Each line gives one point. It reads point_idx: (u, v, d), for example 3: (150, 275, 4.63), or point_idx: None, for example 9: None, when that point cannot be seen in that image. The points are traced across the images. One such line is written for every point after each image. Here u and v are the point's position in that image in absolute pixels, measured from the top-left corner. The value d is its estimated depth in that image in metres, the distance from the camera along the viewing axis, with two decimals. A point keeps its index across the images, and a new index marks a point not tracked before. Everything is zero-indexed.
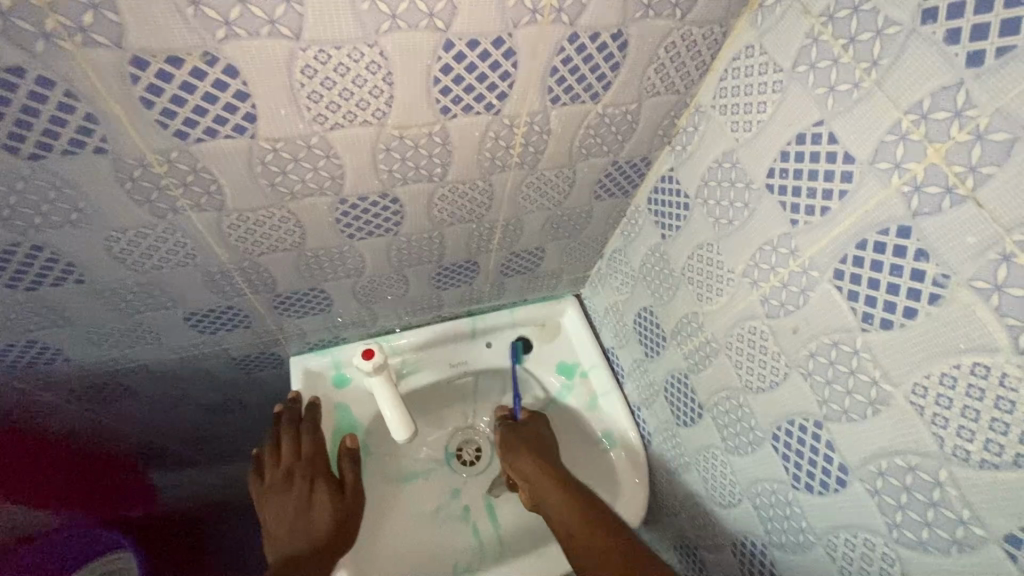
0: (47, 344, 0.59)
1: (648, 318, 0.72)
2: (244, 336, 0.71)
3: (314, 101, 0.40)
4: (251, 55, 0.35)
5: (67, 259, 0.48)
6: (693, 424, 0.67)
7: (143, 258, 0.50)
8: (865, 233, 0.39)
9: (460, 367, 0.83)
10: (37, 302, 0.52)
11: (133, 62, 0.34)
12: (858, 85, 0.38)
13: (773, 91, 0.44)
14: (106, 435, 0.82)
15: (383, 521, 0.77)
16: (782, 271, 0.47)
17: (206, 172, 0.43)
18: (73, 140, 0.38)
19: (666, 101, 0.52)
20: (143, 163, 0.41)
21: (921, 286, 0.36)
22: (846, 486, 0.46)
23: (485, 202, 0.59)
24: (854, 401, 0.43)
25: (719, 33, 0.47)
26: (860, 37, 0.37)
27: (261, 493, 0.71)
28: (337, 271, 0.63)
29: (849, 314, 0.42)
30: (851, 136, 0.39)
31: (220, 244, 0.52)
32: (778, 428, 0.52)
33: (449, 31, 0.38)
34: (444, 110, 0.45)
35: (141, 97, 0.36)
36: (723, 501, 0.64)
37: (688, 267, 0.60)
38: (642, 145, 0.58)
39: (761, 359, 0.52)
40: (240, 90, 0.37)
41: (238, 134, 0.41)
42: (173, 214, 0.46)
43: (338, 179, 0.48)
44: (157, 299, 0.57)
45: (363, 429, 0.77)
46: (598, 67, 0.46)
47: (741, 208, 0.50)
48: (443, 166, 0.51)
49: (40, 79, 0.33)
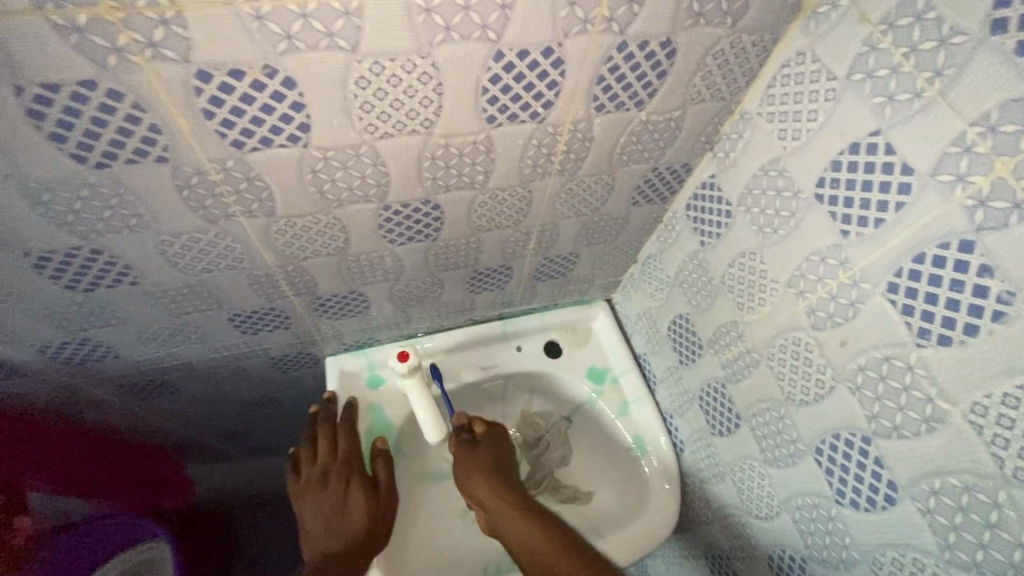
0: (99, 341, 0.61)
1: (684, 325, 0.71)
2: (283, 336, 0.72)
3: (366, 111, 0.41)
4: (310, 66, 0.36)
5: (123, 262, 0.49)
6: (729, 434, 0.66)
7: (194, 261, 0.52)
8: (923, 246, 0.38)
9: (491, 370, 0.84)
10: (93, 301, 0.54)
11: (198, 75, 0.35)
12: (919, 95, 0.37)
13: (826, 100, 0.44)
14: (149, 430, 0.85)
15: (413, 520, 0.78)
16: (831, 282, 0.47)
17: (259, 180, 0.44)
18: (137, 150, 0.39)
19: (710, 108, 0.52)
20: (201, 171, 0.42)
21: (983, 303, 0.35)
22: (894, 505, 0.45)
23: (522, 208, 0.59)
24: (906, 417, 0.42)
25: (769, 40, 0.46)
26: (923, 46, 0.36)
27: (299, 490, 0.72)
28: (376, 274, 0.64)
29: (903, 329, 0.41)
30: (910, 148, 0.38)
31: (268, 249, 0.53)
32: (822, 441, 0.51)
33: (500, 43, 0.39)
34: (490, 119, 0.45)
35: (203, 109, 0.37)
36: (759, 512, 0.63)
37: (728, 275, 0.59)
38: (683, 152, 0.57)
39: (805, 371, 0.52)
40: (296, 101, 0.38)
41: (291, 143, 0.42)
42: (225, 219, 0.48)
43: (383, 186, 0.49)
44: (204, 300, 0.59)
45: (397, 430, 0.78)
46: (644, 75, 0.45)
47: (788, 217, 0.50)
48: (485, 172, 0.51)
49: (110, 92, 0.34)
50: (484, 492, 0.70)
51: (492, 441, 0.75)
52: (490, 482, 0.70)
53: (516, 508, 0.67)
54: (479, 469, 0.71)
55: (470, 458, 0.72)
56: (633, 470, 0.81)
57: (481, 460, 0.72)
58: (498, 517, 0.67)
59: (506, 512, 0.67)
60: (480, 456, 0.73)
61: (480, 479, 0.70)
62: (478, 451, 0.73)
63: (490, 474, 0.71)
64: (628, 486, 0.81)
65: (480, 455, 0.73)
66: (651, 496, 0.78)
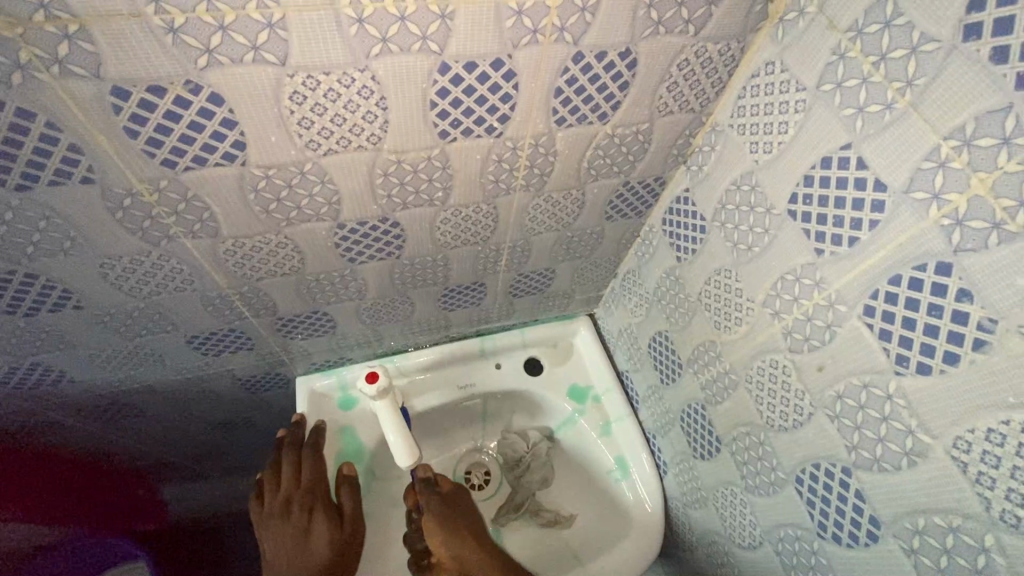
0: (50, 366, 0.59)
1: (664, 343, 0.68)
2: (248, 357, 0.70)
3: (305, 127, 0.38)
4: (236, 81, 0.34)
5: (63, 286, 0.47)
6: (711, 458, 0.63)
7: (140, 284, 0.50)
8: (899, 267, 0.36)
9: (468, 389, 0.81)
10: (37, 326, 0.52)
11: (114, 92, 0.32)
12: (891, 106, 0.34)
13: (796, 111, 0.41)
14: (115, 453, 0.82)
15: (388, 547, 0.75)
16: (806, 303, 0.44)
17: (198, 200, 0.42)
18: (59, 171, 0.37)
19: (680, 119, 0.49)
20: (132, 193, 0.40)
21: (963, 330, 0.33)
22: (877, 542, 0.43)
23: (489, 224, 0.57)
24: (887, 450, 0.39)
25: (736, 49, 0.44)
26: (893, 54, 0.33)
27: (261, 521, 0.70)
28: (339, 293, 0.61)
29: (880, 354, 0.38)
30: (882, 163, 0.36)
31: (218, 270, 0.50)
32: (802, 470, 0.49)
33: (444, 54, 0.36)
34: (442, 134, 0.43)
35: (125, 127, 0.35)
36: (743, 542, 0.60)
37: (705, 293, 0.57)
38: (655, 166, 0.55)
39: (783, 397, 0.49)
40: (226, 118, 0.36)
41: (228, 162, 0.39)
42: (167, 241, 0.45)
43: (334, 205, 0.47)
44: (158, 323, 0.56)
45: (368, 453, 0.76)
46: (604, 86, 0.43)
47: (761, 234, 0.47)
48: (444, 189, 0.49)
49: (19, 110, 0.32)
50: (460, 554, 0.68)
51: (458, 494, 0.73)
52: (471, 546, 0.68)
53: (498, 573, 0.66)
54: (454, 526, 0.69)
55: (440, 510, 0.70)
56: (618, 507, 0.77)
57: (457, 516, 0.70)
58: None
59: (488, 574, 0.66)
60: (453, 510, 0.71)
61: (456, 538, 0.68)
62: (448, 510, 0.70)
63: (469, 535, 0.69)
64: (608, 526, 0.77)
65: (451, 514, 0.70)
66: (630, 541, 0.73)
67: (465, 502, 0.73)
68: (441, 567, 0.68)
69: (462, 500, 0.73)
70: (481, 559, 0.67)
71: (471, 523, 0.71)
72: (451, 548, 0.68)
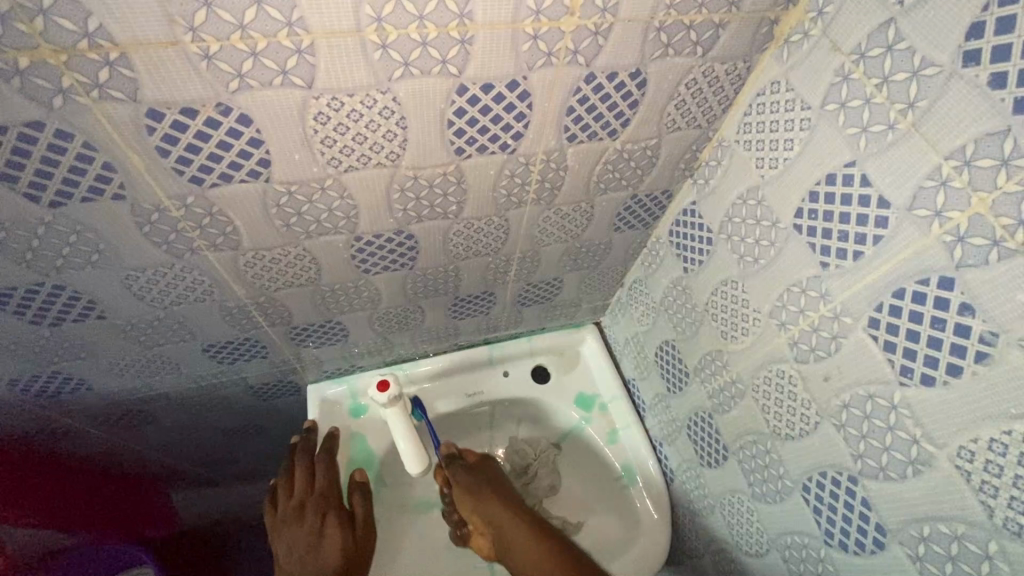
0: (70, 373, 0.60)
1: (670, 351, 0.69)
2: (261, 365, 0.71)
3: (327, 146, 0.40)
4: (265, 103, 0.35)
5: (87, 297, 0.49)
6: (718, 466, 0.64)
7: (162, 295, 0.51)
8: (902, 281, 0.37)
9: (477, 396, 0.83)
10: (60, 335, 0.53)
11: (149, 114, 0.34)
12: (893, 127, 0.36)
13: (801, 129, 0.42)
14: (128, 459, 0.83)
15: (398, 553, 0.76)
16: (812, 314, 0.45)
17: (222, 215, 0.43)
18: (91, 188, 0.38)
19: (688, 135, 0.51)
20: (160, 208, 0.41)
21: (965, 343, 0.34)
22: (883, 549, 0.44)
23: (500, 236, 0.58)
24: (892, 459, 0.41)
25: (743, 69, 0.45)
26: (895, 77, 0.35)
27: (275, 526, 0.71)
28: (353, 303, 0.62)
29: (885, 366, 0.39)
30: (885, 181, 0.37)
31: (237, 281, 0.52)
32: (809, 479, 0.49)
33: (462, 76, 0.38)
34: (458, 151, 0.44)
35: (156, 146, 0.36)
36: (749, 549, 0.61)
37: (711, 303, 0.58)
38: (662, 180, 0.56)
39: (790, 406, 0.50)
40: (253, 137, 0.37)
41: (253, 179, 0.41)
42: (189, 254, 0.47)
43: (352, 218, 0.48)
44: (177, 332, 0.58)
45: (378, 460, 0.77)
46: (615, 105, 0.45)
47: (767, 246, 0.48)
48: (458, 203, 0.51)
49: (58, 132, 0.34)
50: (489, 515, 0.70)
51: (484, 463, 0.76)
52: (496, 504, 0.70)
53: (521, 526, 0.67)
54: (479, 492, 0.72)
55: (469, 478, 0.73)
56: (630, 513, 0.78)
57: (482, 482, 0.73)
58: (506, 536, 0.68)
59: (510, 528, 0.68)
60: (479, 477, 0.74)
61: (483, 501, 0.71)
62: (475, 478, 0.73)
63: (495, 496, 0.71)
64: (621, 531, 0.78)
65: (478, 481, 0.73)
66: (637, 547, 0.74)
67: (491, 469, 0.76)
68: (479, 532, 0.72)
69: (488, 468, 0.76)
70: (507, 516, 0.69)
71: (499, 484, 0.74)
72: (482, 510, 0.71)
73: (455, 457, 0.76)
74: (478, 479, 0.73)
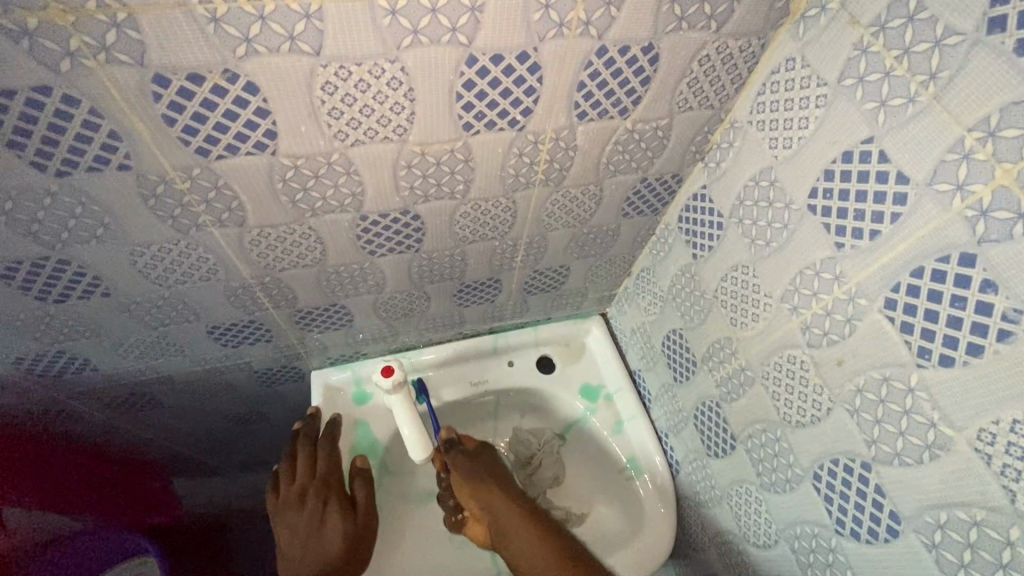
0: (75, 353, 0.60)
1: (678, 340, 0.68)
2: (266, 349, 0.71)
3: (334, 118, 0.39)
4: (273, 71, 0.35)
5: (92, 273, 0.48)
6: (726, 456, 0.63)
7: (167, 273, 0.51)
8: (921, 259, 0.36)
9: (481, 385, 0.82)
10: (66, 312, 0.53)
11: (155, 80, 0.33)
12: (913, 100, 0.35)
13: (816, 106, 0.42)
14: (131, 444, 0.83)
15: (400, 542, 0.76)
16: (826, 297, 0.44)
17: (228, 189, 0.43)
18: (98, 157, 0.38)
19: (699, 116, 0.50)
20: (166, 180, 0.41)
21: (987, 321, 0.33)
22: (897, 537, 0.43)
23: (507, 219, 0.58)
24: (908, 443, 0.40)
25: (756, 46, 0.44)
26: (916, 48, 0.34)
27: (276, 511, 0.71)
28: (358, 286, 0.62)
29: (902, 348, 0.39)
30: (904, 156, 0.36)
31: (242, 260, 0.51)
32: (820, 467, 0.49)
33: (472, 46, 0.37)
34: (466, 126, 0.44)
35: (163, 114, 0.36)
36: (757, 541, 0.60)
37: (721, 289, 0.57)
38: (672, 162, 0.56)
39: (801, 392, 0.49)
40: (260, 107, 0.37)
41: (259, 152, 0.40)
42: (195, 230, 0.46)
43: (358, 196, 0.47)
44: (182, 313, 0.58)
45: (381, 448, 0.77)
46: (627, 80, 0.44)
47: (780, 229, 0.47)
48: (466, 183, 0.50)
49: (64, 97, 0.33)
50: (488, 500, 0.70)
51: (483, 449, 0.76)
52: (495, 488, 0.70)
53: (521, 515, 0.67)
54: (479, 481, 0.72)
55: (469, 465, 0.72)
56: (635, 508, 0.77)
57: (482, 470, 0.72)
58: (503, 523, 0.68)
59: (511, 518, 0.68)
60: (479, 465, 0.73)
61: (483, 489, 0.71)
62: (475, 464, 0.73)
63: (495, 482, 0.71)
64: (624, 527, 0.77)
65: (477, 467, 0.73)
66: (636, 543, 0.73)
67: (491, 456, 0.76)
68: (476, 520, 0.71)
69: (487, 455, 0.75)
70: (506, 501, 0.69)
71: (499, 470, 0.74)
72: (481, 496, 0.70)
73: (454, 442, 0.75)
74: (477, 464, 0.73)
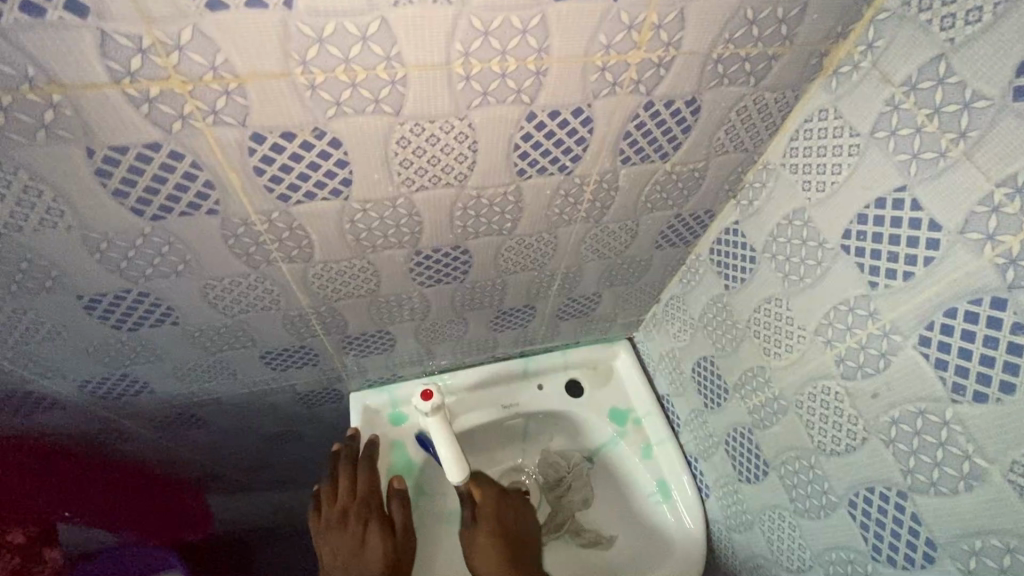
0: (137, 376, 0.63)
1: (708, 367, 0.70)
2: (310, 372, 0.74)
3: (404, 167, 0.43)
4: (357, 128, 0.38)
5: (167, 304, 0.52)
6: (758, 481, 0.65)
7: (234, 303, 0.54)
8: (954, 301, 0.39)
9: (512, 408, 0.84)
10: (136, 339, 0.56)
11: (253, 137, 0.37)
12: (944, 155, 0.38)
13: (850, 154, 0.44)
14: (173, 465, 0.86)
15: (435, 560, 0.78)
16: (860, 332, 0.47)
17: (301, 230, 0.46)
18: (191, 203, 0.41)
19: (734, 159, 0.53)
20: (247, 222, 0.44)
21: (1018, 360, 0.35)
22: (934, 563, 0.44)
23: (548, 252, 0.61)
24: (943, 473, 0.42)
25: (791, 97, 0.47)
26: (946, 108, 0.37)
27: (319, 530, 0.73)
28: (403, 314, 0.65)
29: (936, 383, 0.41)
30: (937, 206, 0.39)
31: (304, 291, 0.55)
32: (855, 494, 0.50)
33: (534, 104, 0.41)
34: (521, 171, 0.47)
35: (255, 166, 0.39)
36: (790, 565, 0.62)
37: (753, 320, 0.59)
38: (706, 200, 0.59)
39: (836, 421, 0.51)
40: (341, 159, 0.40)
41: (334, 197, 0.44)
42: (265, 265, 0.50)
43: (416, 234, 0.51)
44: (240, 339, 0.61)
45: (417, 469, 0.79)
46: (670, 129, 0.47)
47: (814, 266, 0.50)
48: (514, 221, 0.53)
49: (172, 153, 0.37)
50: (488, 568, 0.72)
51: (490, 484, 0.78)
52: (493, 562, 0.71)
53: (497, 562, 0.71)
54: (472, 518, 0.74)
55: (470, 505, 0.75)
56: (655, 538, 0.79)
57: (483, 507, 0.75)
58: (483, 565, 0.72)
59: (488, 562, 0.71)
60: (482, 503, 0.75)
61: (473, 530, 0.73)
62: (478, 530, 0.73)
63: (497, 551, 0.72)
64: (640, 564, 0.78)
65: (480, 534, 0.73)
66: (662, 568, 0.75)
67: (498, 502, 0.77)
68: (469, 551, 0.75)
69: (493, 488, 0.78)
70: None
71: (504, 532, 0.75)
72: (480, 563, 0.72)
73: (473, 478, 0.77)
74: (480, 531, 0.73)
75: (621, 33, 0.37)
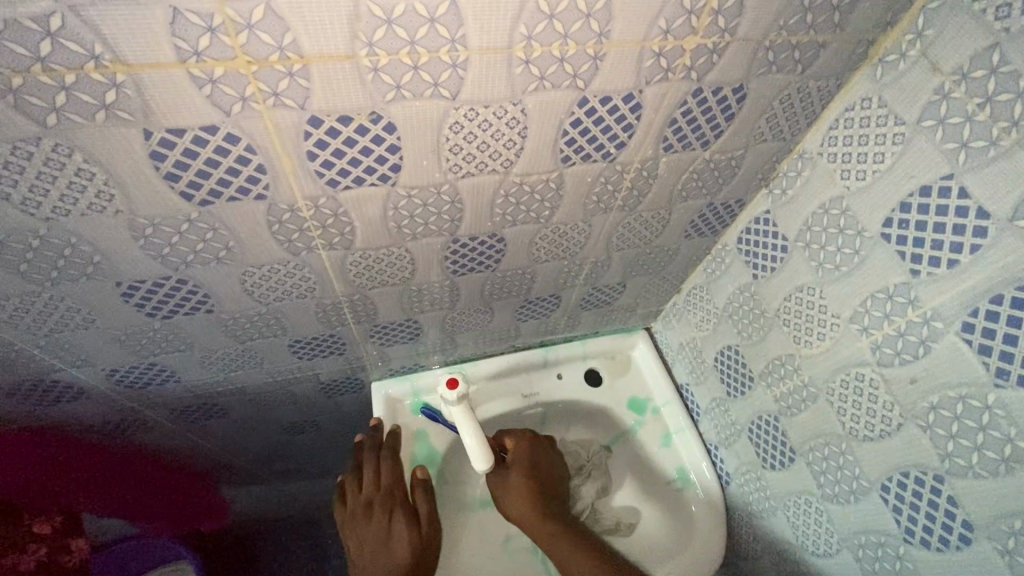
0: (164, 366, 0.63)
1: (733, 356, 0.71)
2: (335, 361, 0.73)
3: (454, 153, 0.43)
4: (412, 112, 0.38)
5: (204, 291, 0.51)
6: (783, 468, 0.66)
7: (269, 291, 0.54)
8: (1001, 288, 0.39)
9: (532, 398, 0.85)
10: (168, 328, 0.56)
11: (310, 121, 0.37)
12: (994, 144, 0.38)
13: (893, 143, 0.45)
14: (192, 456, 0.85)
15: (459, 548, 0.78)
16: (899, 319, 0.47)
17: (345, 216, 0.46)
18: (241, 188, 0.41)
19: (770, 148, 0.53)
20: (294, 209, 0.44)
21: None
22: (970, 545, 0.45)
23: (580, 241, 0.61)
24: (983, 457, 0.43)
25: (833, 86, 0.48)
26: (998, 97, 0.37)
27: (345, 522, 0.74)
28: (433, 303, 0.65)
29: (979, 368, 0.42)
30: (985, 194, 0.39)
31: (340, 279, 0.55)
32: (889, 479, 0.52)
33: (586, 89, 0.40)
34: (565, 158, 0.47)
35: (308, 151, 0.39)
36: (817, 549, 0.63)
37: (783, 309, 0.60)
38: (739, 189, 0.59)
39: (870, 408, 0.52)
40: (393, 144, 0.40)
41: (381, 182, 0.43)
42: (305, 252, 0.49)
43: (456, 221, 0.51)
44: (271, 328, 0.60)
45: (440, 458, 0.79)
46: (713, 117, 0.47)
47: (851, 254, 0.51)
48: (552, 208, 0.53)
49: (228, 136, 0.36)
50: (520, 510, 0.72)
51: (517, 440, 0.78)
52: (526, 502, 0.71)
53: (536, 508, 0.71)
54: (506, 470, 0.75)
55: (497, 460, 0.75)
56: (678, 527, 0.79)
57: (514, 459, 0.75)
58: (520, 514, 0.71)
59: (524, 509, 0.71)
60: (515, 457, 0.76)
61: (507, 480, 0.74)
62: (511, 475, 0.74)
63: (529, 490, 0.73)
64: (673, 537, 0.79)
65: (513, 475, 0.74)
66: (685, 559, 0.74)
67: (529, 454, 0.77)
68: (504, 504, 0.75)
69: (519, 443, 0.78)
70: (536, 514, 0.71)
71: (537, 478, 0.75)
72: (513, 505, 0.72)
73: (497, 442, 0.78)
74: (513, 472, 0.74)
75: (680, 18, 0.37)
